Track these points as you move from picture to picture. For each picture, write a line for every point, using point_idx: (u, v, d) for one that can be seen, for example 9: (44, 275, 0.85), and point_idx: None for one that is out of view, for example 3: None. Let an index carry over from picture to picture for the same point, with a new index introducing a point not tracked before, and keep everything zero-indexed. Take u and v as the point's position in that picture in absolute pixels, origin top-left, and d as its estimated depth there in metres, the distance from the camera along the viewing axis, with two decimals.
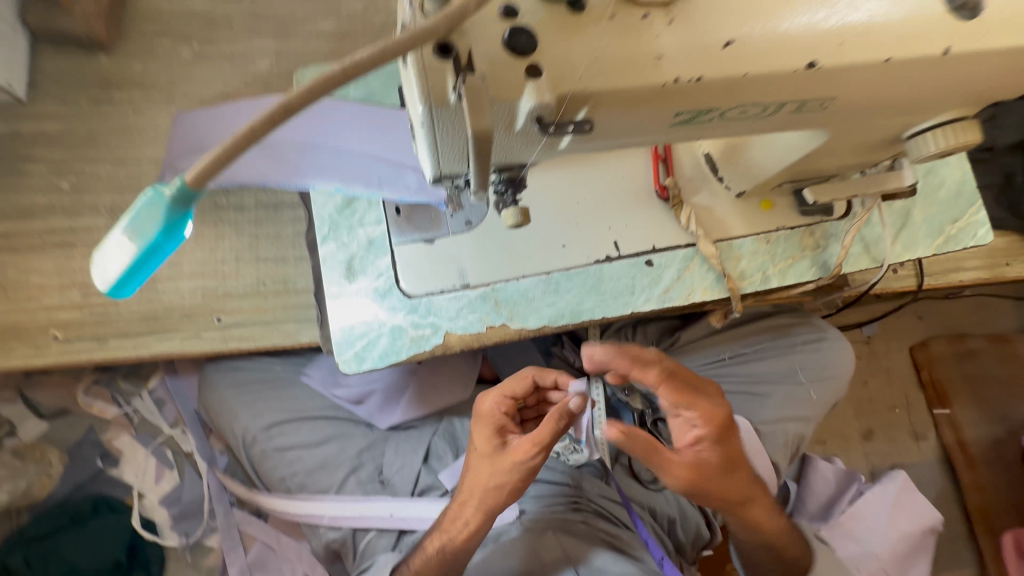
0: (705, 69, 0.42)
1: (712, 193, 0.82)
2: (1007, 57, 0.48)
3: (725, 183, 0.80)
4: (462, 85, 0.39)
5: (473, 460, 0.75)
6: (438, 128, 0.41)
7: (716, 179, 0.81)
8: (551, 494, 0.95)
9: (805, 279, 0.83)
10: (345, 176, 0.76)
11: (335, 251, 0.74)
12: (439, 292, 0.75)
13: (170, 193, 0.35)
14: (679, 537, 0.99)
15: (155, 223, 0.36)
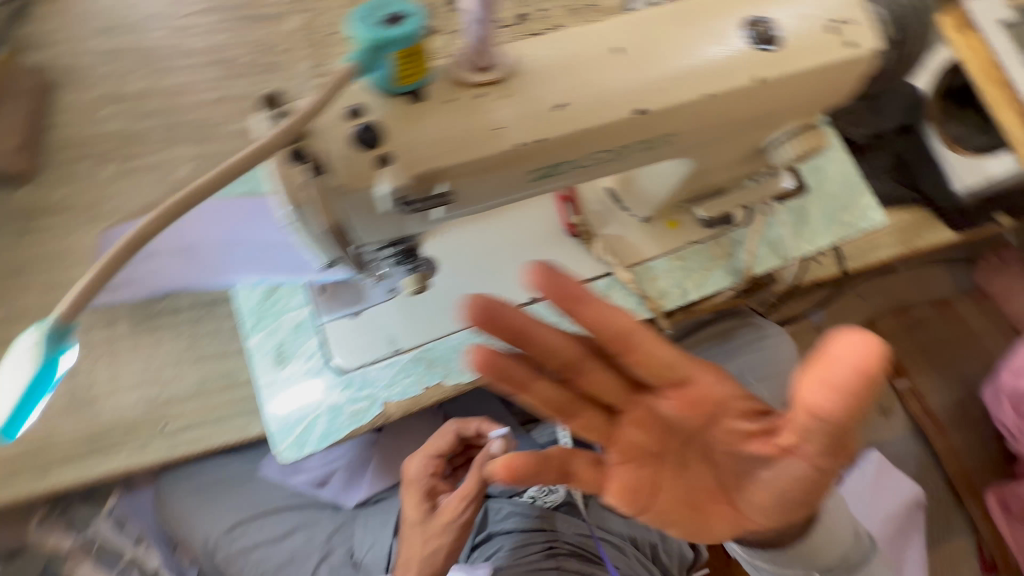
0: (544, 131, 0.47)
1: (621, 222, 0.86)
2: (815, 76, 0.55)
3: (630, 211, 0.85)
4: (317, 185, 0.43)
5: (407, 530, 0.78)
6: (306, 222, 0.44)
7: (622, 209, 0.86)
8: (524, 544, 0.94)
9: (722, 287, 0.88)
10: (264, 268, 0.77)
11: (263, 340, 0.76)
12: (372, 362, 0.76)
13: (41, 332, 0.37)
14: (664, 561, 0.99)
15: (32, 361, 0.38)
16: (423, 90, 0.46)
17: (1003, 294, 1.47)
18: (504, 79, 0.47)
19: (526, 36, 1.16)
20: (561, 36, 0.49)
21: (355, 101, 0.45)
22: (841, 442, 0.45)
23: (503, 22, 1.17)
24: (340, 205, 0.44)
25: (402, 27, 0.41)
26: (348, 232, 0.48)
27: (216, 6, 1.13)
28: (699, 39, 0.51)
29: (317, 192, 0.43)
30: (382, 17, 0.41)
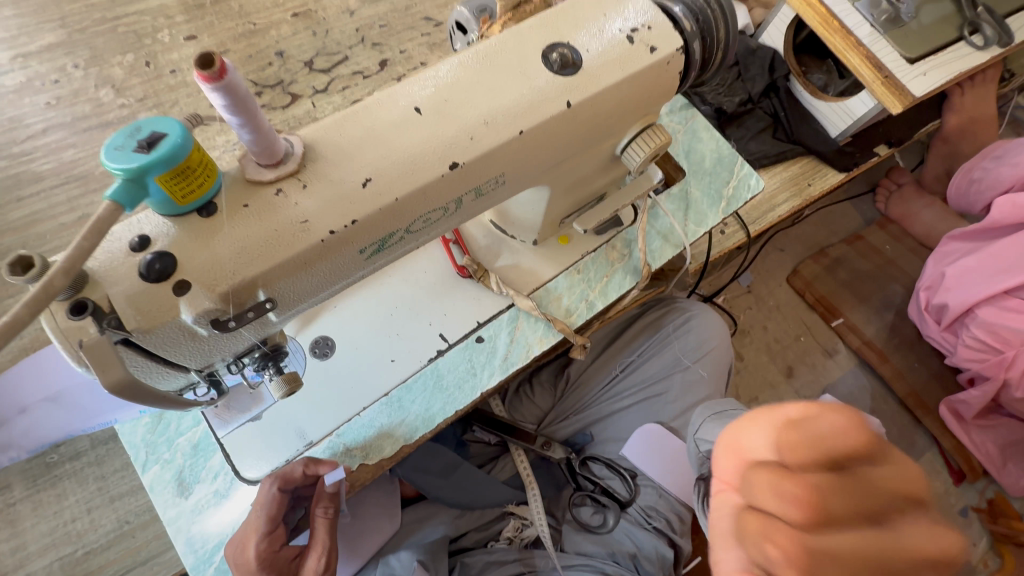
0: (354, 212, 0.45)
1: (513, 252, 0.84)
2: (630, 85, 0.55)
3: (519, 239, 0.83)
4: (113, 329, 0.39)
5: None
6: None
7: (511, 238, 0.84)
8: None
9: (626, 289, 0.87)
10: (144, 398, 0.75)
11: (160, 472, 0.71)
12: (282, 464, 0.72)
13: None
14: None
15: None
16: (211, 203, 0.43)
17: (905, 216, 1.55)
18: (300, 167, 0.45)
19: (392, 81, 1.15)
20: (356, 109, 0.48)
21: (139, 230, 0.41)
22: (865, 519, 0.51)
23: (366, 72, 1.15)
24: (159, 343, 0.42)
25: (161, 147, 0.37)
26: (177, 361, 0.46)
27: (58, 121, 1.06)
28: (501, 79, 0.51)
29: (127, 334, 0.40)
30: (136, 142, 0.37)
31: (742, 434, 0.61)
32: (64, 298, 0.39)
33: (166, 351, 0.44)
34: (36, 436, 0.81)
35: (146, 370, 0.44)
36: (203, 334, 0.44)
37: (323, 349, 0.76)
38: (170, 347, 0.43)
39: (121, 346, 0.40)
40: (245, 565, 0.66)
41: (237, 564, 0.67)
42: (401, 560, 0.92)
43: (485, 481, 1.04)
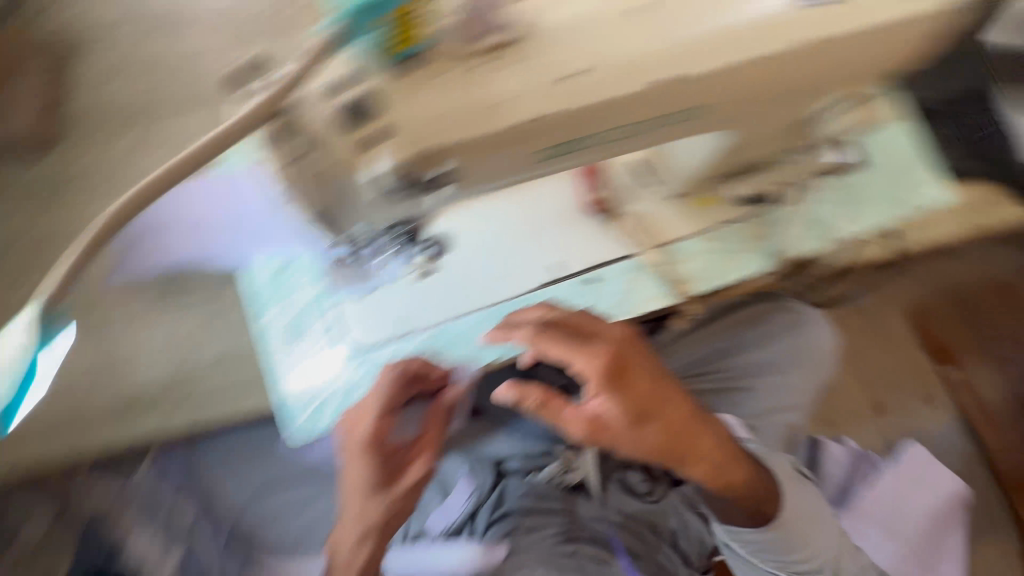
0: (556, 105, 0.42)
1: (645, 199, 0.81)
2: (882, 36, 0.47)
3: (659, 187, 0.80)
4: (315, 157, 0.41)
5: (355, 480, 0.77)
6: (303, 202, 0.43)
7: (648, 185, 0.81)
8: (546, 525, 0.97)
9: (757, 271, 0.81)
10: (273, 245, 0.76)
11: (277, 315, 0.76)
12: (384, 342, 0.75)
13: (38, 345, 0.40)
14: (682, 547, 1.03)
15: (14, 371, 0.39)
16: (419, 56, 0.42)
17: None
18: (513, 43, 0.42)
19: None
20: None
21: (349, 68, 0.41)
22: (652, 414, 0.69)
23: None
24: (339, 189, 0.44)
25: None
26: (348, 211, 0.46)
27: None
28: None
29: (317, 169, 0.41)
30: None
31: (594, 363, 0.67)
32: (275, 118, 0.41)
33: (339, 201, 0.44)
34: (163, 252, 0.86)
35: (320, 212, 0.45)
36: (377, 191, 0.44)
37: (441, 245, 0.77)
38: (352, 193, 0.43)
39: (306, 179, 0.42)
40: (358, 438, 0.74)
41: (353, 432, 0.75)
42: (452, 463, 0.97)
43: (539, 416, 1.04)
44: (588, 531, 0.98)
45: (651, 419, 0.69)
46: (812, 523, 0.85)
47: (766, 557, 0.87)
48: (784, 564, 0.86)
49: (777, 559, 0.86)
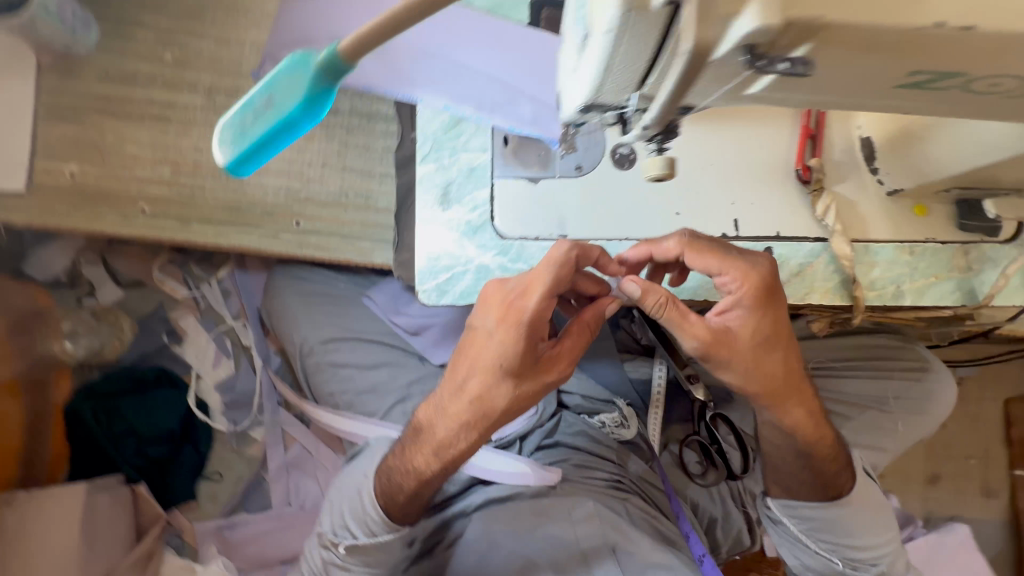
0: (981, 15, 0.31)
1: (857, 184, 0.71)
2: None
3: (878, 176, 0.70)
4: None
5: (476, 352, 0.65)
6: (624, 41, 0.34)
7: (866, 170, 0.71)
8: (596, 467, 1.02)
9: (943, 304, 0.71)
10: (454, 93, 0.68)
11: (433, 172, 0.69)
12: (534, 239, 0.69)
13: (321, 62, 0.34)
14: (717, 535, 1.05)
15: (296, 94, 0.35)
16: None
17: None
18: None
19: None
20: None
21: None
22: (776, 344, 0.67)
23: None
24: (676, 57, 0.33)
25: None
26: (647, 75, 0.37)
27: None
28: None
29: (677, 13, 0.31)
30: None
31: (756, 277, 0.64)
32: None
33: (655, 66, 0.36)
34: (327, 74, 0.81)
35: (624, 58, 0.36)
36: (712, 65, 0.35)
37: (622, 160, 0.70)
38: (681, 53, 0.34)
39: (653, 20, 0.32)
40: (516, 314, 0.61)
41: (508, 304, 0.63)
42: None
43: (611, 365, 1.09)
44: (635, 487, 1.03)
45: (776, 347, 0.67)
46: (876, 519, 0.82)
47: (812, 538, 0.83)
48: (836, 549, 0.83)
49: (831, 541, 0.83)
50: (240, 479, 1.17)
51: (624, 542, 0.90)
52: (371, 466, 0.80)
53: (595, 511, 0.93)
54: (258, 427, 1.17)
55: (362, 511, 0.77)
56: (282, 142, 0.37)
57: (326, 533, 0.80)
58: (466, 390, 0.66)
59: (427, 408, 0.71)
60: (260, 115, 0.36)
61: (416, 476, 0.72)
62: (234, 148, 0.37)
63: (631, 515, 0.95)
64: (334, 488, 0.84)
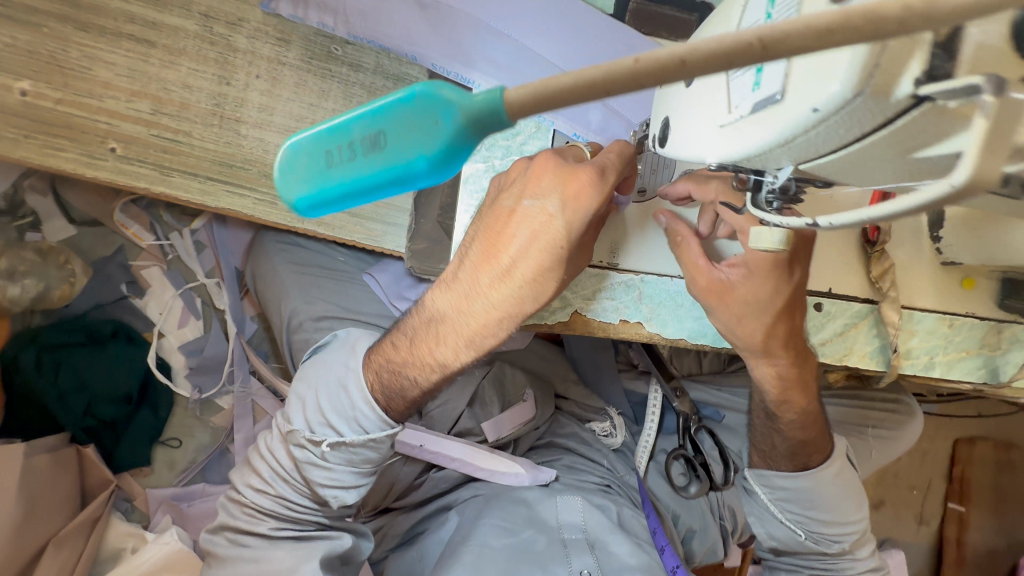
0: None
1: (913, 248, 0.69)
2: None
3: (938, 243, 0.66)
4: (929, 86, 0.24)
5: (528, 229, 0.53)
6: (824, 128, 0.27)
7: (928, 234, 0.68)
8: (586, 471, 1.00)
9: (967, 378, 0.71)
10: (518, 84, 0.63)
11: (481, 171, 0.61)
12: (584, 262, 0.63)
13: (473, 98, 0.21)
14: (692, 546, 1.04)
15: (419, 138, 0.22)
16: None
17: None
18: None
19: None
20: None
21: None
22: (786, 309, 0.59)
23: None
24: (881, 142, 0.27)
25: None
26: (816, 158, 0.31)
27: None
28: None
29: (920, 109, 0.25)
30: None
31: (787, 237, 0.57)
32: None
33: (838, 150, 0.30)
34: (365, 27, 0.66)
35: (806, 141, 0.29)
36: (918, 157, 0.29)
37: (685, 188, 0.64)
38: (881, 148, 0.28)
39: (885, 108, 0.25)
40: (591, 184, 0.51)
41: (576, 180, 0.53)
42: (514, 377, 1.06)
43: (609, 377, 1.09)
44: (624, 492, 1.01)
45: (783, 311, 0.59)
46: (851, 497, 0.72)
47: (780, 511, 0.74)
48: (803, 522, 0.73)
49: (797, 513, 0.73)
50: (202, 447, 1.08)
51: (603, 543, 0.87)
52: (355, 355, 0.66)
53: (582, 511, 0.90)
54: (225, 395, 1.08)
55: (350, 406, 0.62)
56: (377, 195, 0.25)
57: (298, 430, 0.64)
58: (516, 273, 0.54)
59: (449, 296, 0.58)
60: (357, 158, 0.24)
61: (434, 368, 0.60)
62: (311, 185, 0.26)
63: (616, 519, 0.92)
64: (303, 377, 0.67)
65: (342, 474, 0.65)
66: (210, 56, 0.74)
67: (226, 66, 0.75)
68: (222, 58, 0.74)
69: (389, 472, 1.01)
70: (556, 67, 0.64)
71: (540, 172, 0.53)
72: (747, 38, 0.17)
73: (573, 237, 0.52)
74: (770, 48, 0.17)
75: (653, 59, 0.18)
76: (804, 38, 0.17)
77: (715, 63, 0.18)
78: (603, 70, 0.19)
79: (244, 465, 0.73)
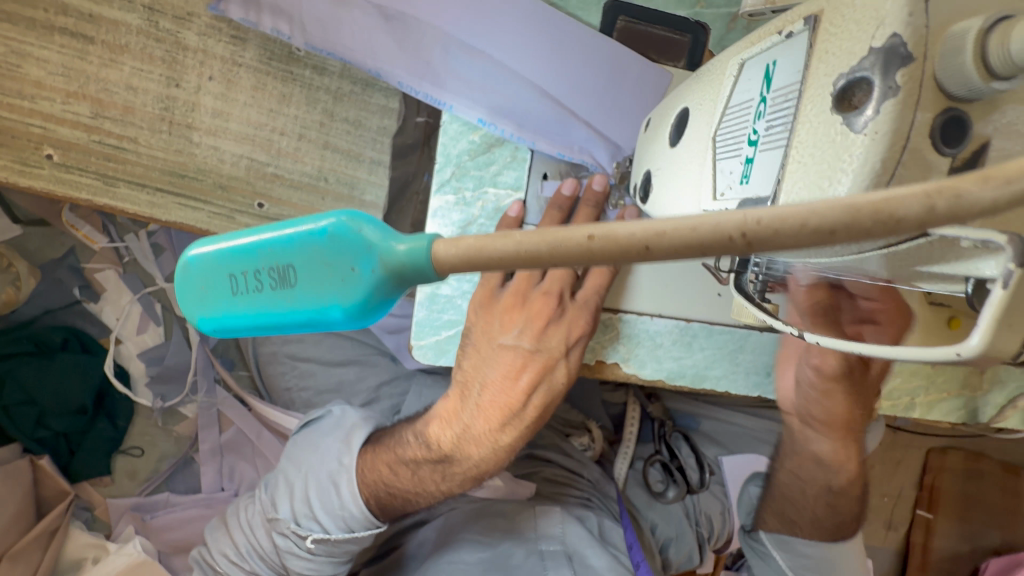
0: None
1: None
2: None
3: None
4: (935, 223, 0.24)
5: (531, 376, 0.60)
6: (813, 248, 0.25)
7: None
8: (564, 483, 0.97)
9: (947, 419, 0.70)
10: (493, 105, 0.59)
11: (451, 206, 0.59)
12: None
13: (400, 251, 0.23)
14: (668, 555, 0.99)
15: (334, 285, 0.24)
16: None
17: None
18: None
19: None
20: None
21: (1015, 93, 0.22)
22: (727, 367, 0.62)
23: None
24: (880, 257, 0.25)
25: None
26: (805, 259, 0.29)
27: None
28: None
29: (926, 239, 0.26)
30: None
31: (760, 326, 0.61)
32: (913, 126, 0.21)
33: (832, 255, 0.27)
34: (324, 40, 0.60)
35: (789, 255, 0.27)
36: (925, 268, 0.29)
37: None
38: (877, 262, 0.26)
39: None
40: (586, 328, 0.59)
41: (572, 321, 0.59)
42: None
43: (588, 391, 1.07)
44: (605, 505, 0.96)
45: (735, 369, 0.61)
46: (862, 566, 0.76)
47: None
48: None
49: None
50: (165, 456, 1.04)
51: (582, 556, 0.83)
52: (349, 451, 0.70)
53: (562, 524, 0.87)
54: (189, 403, 1.04)
55: (339, 505, 0.67)
56: (283, 328, 0.25)
57: (285, 519, 0.69)
58: (520, 418, 0.62)
59: (454, 436, 0.63)
60: (264, 289, 0.24)
61: (435, 489, 0.67)
62: (211, 307, 0.25)
63: (596, 530, 0.88)
64: (294, 461, 0.72)
65: (320, 563, 0.69)
66: (157, 54, 0.67)
67: (175, 66, 0.68)
68: (170, 57, 0.67)
69: None
70: (535, 86, 0.60)
71: (542, 317, 0.59)
72: (728, 233, 0.17)
73: (571, 379, 0.61)
74: (754, 244, 0.17)
75: (618, 238, 0.19)
76: (799, 239, 0.17)
77: (680, 256, 0.18)
78: (548, 246, 0.19)
79: (220, 528, 0.76)
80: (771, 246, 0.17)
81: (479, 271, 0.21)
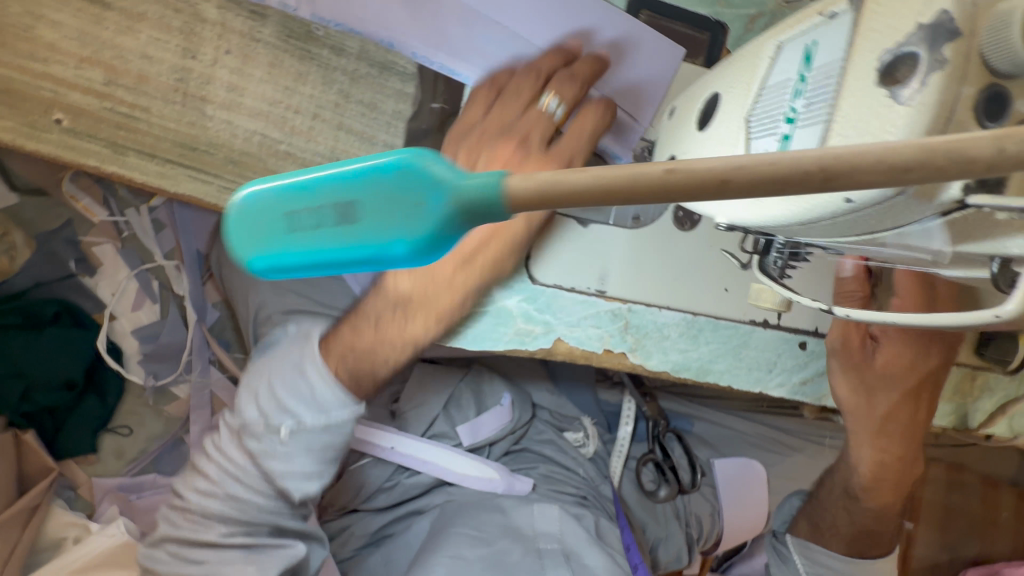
0: None
1: None
2: None
3: None
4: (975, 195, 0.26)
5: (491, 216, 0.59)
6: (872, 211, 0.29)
7: None
8: (561, 480, 0.96)
9: (937, 422, 0.71)
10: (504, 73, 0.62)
11: None
12: (569, 289, 0.62)
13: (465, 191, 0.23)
14: (659, 554, 1.00)
15: (392, 222, 0.24)
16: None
17: None
18: None
19: None
20: None
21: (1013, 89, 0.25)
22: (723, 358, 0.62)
23: None
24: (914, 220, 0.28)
25: None
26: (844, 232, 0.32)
27: None
28: None
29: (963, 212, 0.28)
30: None
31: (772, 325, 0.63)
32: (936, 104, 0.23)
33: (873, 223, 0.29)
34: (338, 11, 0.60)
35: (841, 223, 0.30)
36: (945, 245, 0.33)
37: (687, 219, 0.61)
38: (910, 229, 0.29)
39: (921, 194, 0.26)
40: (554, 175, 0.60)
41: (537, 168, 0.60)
42: (492, 385, 0.98)
43: (587, 387, 1.06)
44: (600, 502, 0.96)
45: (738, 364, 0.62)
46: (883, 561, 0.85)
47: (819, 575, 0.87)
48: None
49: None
50: (154, 437, 1.02)
51: (579, 555, 0.82)
52: (309, 341, 0.67)
53: (559, 521, 0.86)
54: (182, 384, 1.02)
55: (308, 389, 0.65)
56: (340, 268, 0.26)
57: (254, 421, 0.65)
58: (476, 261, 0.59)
59: (410, 280, 0.60)
60: (326, 228, 0.25)
61: (406, 345, 0.63)
62: (272, 247, 0.27)
63: (593, 530, 0.88)
64: (253, 369, 0.68)
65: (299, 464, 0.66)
66: (175, 25, 0.67)
67: (192, 38, 0.67)
68: (187, 28, 0.67)
69: (360, 474, 0.93)
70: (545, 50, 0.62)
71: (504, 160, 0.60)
72: (807, 169, 0.18)
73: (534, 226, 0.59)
74: (831, 178, 0.18)
75: (697, 169, 0.20)
76: (876, 176, 0.18)
77: (757, 189, 0.19)
78: (628, 176, 0.20)
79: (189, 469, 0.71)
80: (848, 182, 0.18)
81: (553, 203, 0.22)
